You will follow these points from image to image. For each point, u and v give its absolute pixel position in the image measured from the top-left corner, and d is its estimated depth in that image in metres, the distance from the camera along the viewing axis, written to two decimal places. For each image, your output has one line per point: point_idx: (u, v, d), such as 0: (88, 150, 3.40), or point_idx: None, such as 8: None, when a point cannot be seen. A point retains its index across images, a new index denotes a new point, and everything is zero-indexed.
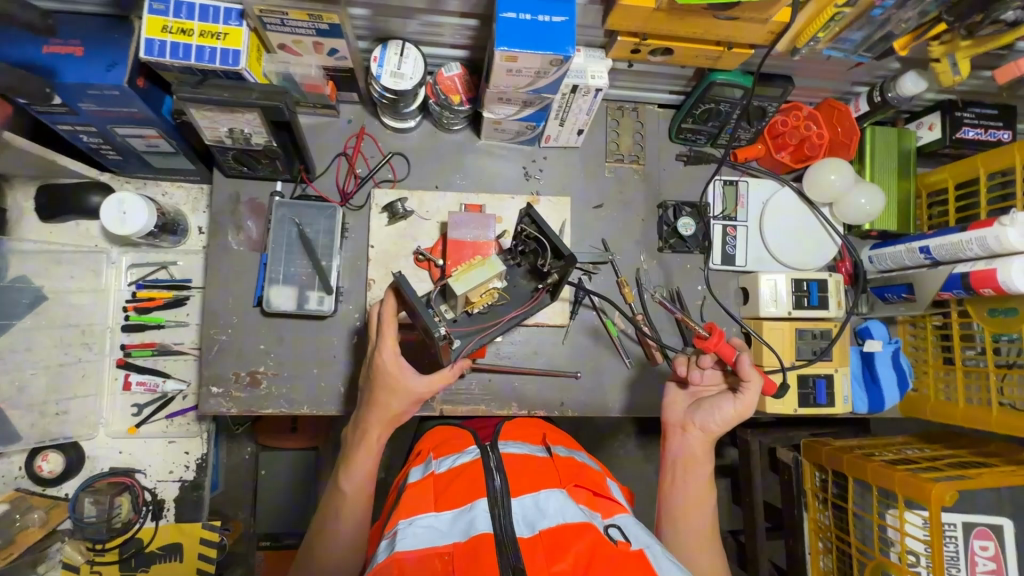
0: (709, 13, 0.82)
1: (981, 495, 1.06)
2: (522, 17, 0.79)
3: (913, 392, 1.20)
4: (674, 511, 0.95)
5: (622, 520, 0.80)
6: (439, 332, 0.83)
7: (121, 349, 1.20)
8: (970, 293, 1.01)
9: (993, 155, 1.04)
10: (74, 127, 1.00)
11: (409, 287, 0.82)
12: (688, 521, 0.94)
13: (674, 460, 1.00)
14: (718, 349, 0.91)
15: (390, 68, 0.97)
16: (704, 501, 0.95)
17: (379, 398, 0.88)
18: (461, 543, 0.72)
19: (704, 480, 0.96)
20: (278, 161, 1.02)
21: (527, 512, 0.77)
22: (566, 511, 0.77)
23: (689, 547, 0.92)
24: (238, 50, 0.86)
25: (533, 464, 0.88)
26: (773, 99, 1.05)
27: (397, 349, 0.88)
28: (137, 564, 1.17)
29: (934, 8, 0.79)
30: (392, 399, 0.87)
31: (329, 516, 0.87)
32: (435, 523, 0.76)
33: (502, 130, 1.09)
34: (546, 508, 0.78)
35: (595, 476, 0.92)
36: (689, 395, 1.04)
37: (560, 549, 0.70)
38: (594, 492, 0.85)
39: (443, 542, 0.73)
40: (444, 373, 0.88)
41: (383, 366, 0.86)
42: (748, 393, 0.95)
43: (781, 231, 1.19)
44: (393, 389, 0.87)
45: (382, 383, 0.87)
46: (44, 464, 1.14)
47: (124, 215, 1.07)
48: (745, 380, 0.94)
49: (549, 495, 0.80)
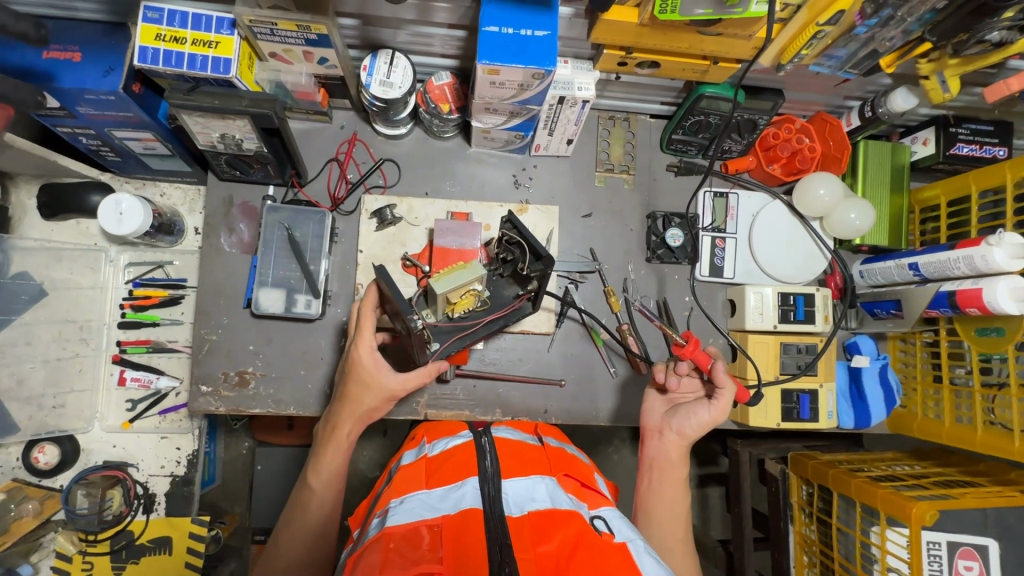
0: (692, 28, 0.82)
1: (966, 516, 1.05)
2: (505, 31, 0.80)
3: (901, 409, 1.19)
4: (651, 515, 0.94)
5: (607, 513, 0.81)
6: (417, 322, 0.81)
7: (117, 345, 1.23)
8: (957, 312, 1.00)
9: (985, 173, 1.03)
10: (74, 129, 1.03)
11: (389, 283, 0.83)
12: (665, 527, 0.93)
13: (649, 465, 1.00)
14: (694, 357, 0.97)
15: (379, 77, 0.98)
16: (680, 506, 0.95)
17: (351, 392, 0.89)
18: (450, 516, 0.75)
19: (679, 485, 0.96)
20: (270, 166, 1.04)
21: (515, 495, 0.80)
22: (555, 499, 0.79)
23: (666, 550, 0.91)
24: (230, 58, 0.88)
25: (525, 452, 0.91)
26: (763, 113, 1.05)
27: (373, 344, 0.90)
28: (127, 556, 1.20)
29: (918, 28, 0.78)
30: (365, 394, 0.88)
31: (298, 509, 0.89)
32: (426, 499, 0.79)
33: (491, 138, 1.10)
34: (535, 493, 0.80)
35: (584, 469, 0.94)
36: (666, 400, 1.04)
37: (546, 532, 0.72)
38: (582, 483, 0.88)
39: (432, 515, 0.75)
40: (419, 372, 0.88)
41: (359, 361, 0.88)
42: (723, 400, 0.95)
43: (770, 243, 1.18)
44: (368, 385, 0.88)
45: (356, 378, 0.89)
46: (40, 456, 1.18)
47: (120, 215, 1.09)
48: (720, 388, 0.94)
49: (538, 481, 0.83)
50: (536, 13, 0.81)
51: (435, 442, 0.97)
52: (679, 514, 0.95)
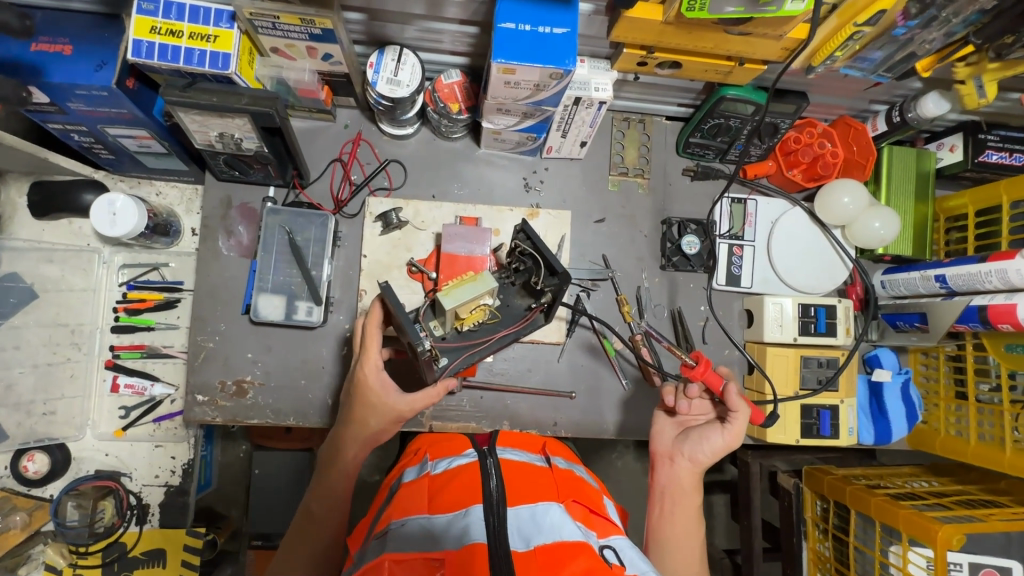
0: (720, 28, 0.78)
1: (991, 539, 1.01)
2: (522, 28, 0.75)
3: (922, 425, 1.15)
4: (669, 546, 0.89)
5: (617, 540, 0.80)
6: (422, 345, 0.80)
7: (110, 350, 1.19)
8: (988, 327, 0.96)
9: (1017, 183, 0.98)
10: (65, 126, 0.98)
11: (397, 302, 0.79)
12: (681, 559, 0.88)
13: (663, 491, 0.95)
14: (704, 378, 0.92)
15: (386, 75, 0.93)
16: (695, 537, 0.90)
17: (356, 414, 0.86)
18: (453, 551, 0.72)
19: (694, 512, 0.92)
20: (270, 167, 0.99)
21: (521, 525, 0.76)
22: (563, 528, 0.75)
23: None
24: (228, 53, 0.83)
25: (531, 476, 0.87)
26: (786, 116, 1.01)
27: (380, 364, 0.86)
28: (120, 568, 1.15)
29: (961, 30, 0.75)
30: (370, 415, 0.86)
31: (302, 528, 0.86)
32: (428, 526, 0.76)
33: (502, 140, 1.06)
34: (543, 522, 0.76)
35: (593, 492, 0.90)
36: (677, 424, 1.00)
37: (555, 566, 0.68)
38: (591, 509, 0.84)
39: (433, 547, 0.73)
40: (426, 392, 0.86)
41: (364, 381, 0.85)
42: (737, 422, 0.91)
43: (789, 251, 1.14)
44: (373, 405, 0.85)
45: (362, 400, 0.85)
46: (29, 464, 1.14)
47: (114, 216, 1.04)
48: (733, 411, 0.90)
49: (546, 508, 0.79)
50: (555, 9, 0.77)
51: (438, 458, 0.92)
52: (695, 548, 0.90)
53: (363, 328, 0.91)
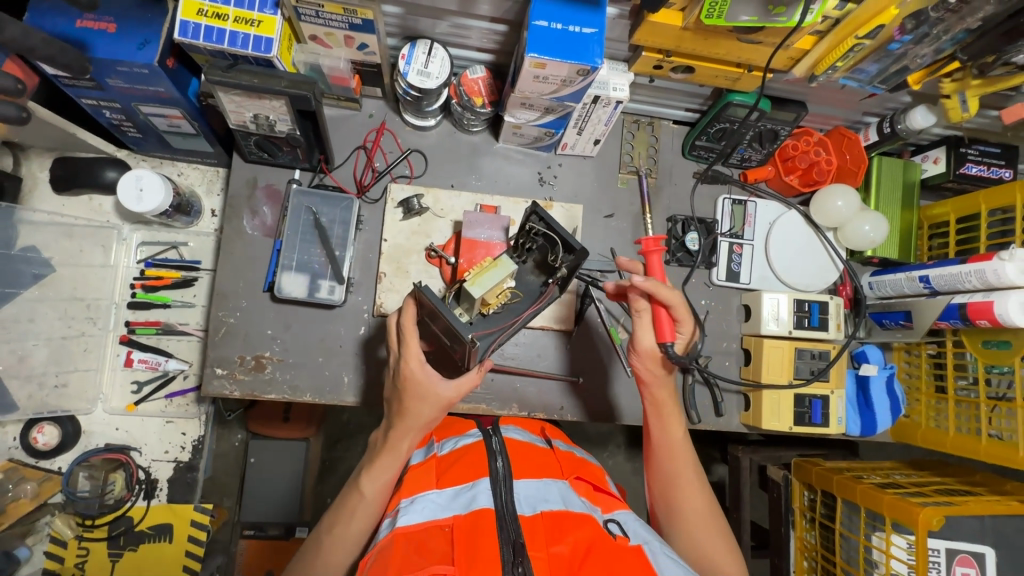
0: (733, 35, 0.84)
1: (966, 524, 1.08)
2: (553, 26, 0.81)
3: (904, 418, 1.22)
4: (663, 460, 0.96)
5: (621, 514, 0.83)
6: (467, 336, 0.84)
7: (126, 326, 1.21)
8: (966, 323, 1.03)
9: (995, 193, 1.07)
10: (98, 102, 1.01)
11: (432, 296, 0.84)
12: (673, 467, 0.95)
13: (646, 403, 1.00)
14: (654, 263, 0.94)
15: (417, 66, 0.98)
16: (681, 442, 0.96)
17: (408, 408, 0.87)
18: (462, 516, 0.75)
19: (675, 418, 0.98)
20: (299, 149, 1.03)
21: (527, 494, 0.80)
22: (568, 500, 0.80)
23: (682, 489, 0.93)
24: (271, 37, 0.86)
25: (535, 454, 0.92)
26: (786, 123, 1.08)
27: (421, 356, 0.89)
28: (126, 542, 1.17)
29: (949, 47, 0.83)
30: (423, 407, 0.88)
31: (343, 515, 0.85)
32: (437, 499, 0.79)
33: (521, 135, 1.11)
34: (548, 493, 0.81)
35: (594, 471, 0.95)
36: None
37: (560, 532, 0.73)
38: (594, 486, 0.89)
39: (443, 515, 0.76)
40: (470, 377, 0.90)
41: (412, 376, 0.87)
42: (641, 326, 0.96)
43: (785, 251, 1.21)
44: (424, 396, 0.87)
45: (411, 394, 0.87)
46: (39, 436, 1.15)
47: (140, 192, 1.06)
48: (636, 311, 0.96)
49: (551, 484, 0.83)
50: (585, 10, 0.83)
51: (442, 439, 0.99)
52: (687, 454, 0.96)
53: (395, 325, 0.92)
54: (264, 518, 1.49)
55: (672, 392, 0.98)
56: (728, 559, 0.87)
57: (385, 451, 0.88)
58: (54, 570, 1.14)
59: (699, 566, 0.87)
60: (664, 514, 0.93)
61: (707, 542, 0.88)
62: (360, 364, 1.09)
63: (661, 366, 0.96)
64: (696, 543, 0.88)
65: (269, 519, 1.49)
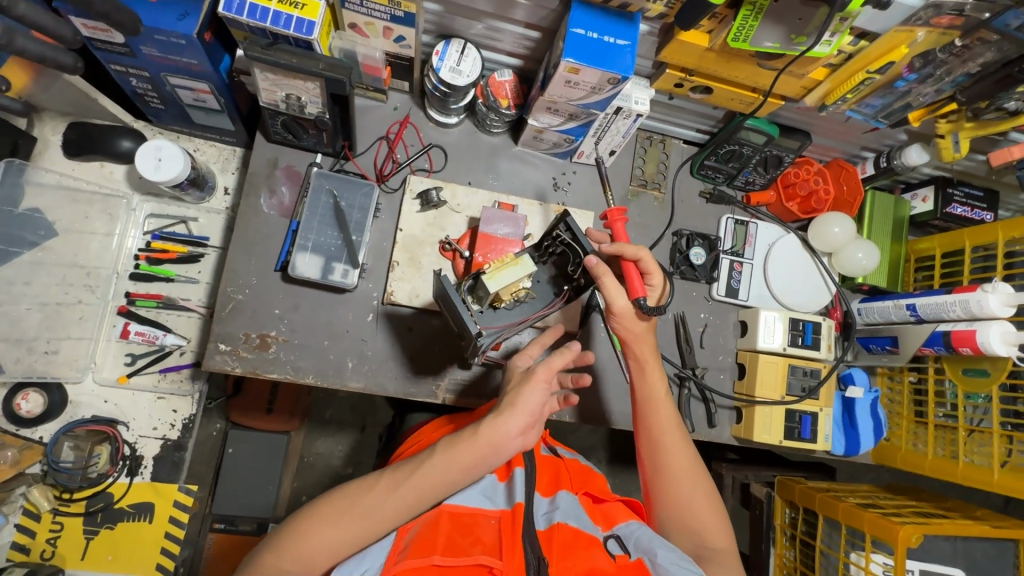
0: (754, 60, 0.91)
1: (939, 545, 1.13)
2: (589, 35, 0.87)
3: (885, 441, 1.27)
4: (648, 417, 0.96)
5: (623, 528, 0.84)
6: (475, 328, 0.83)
7: (125, 297, 1.19)
8: (949, 350, 1.10)
9: (979, 231, 1.15)
10: (127, 69, 0.99)
11: (448, 284, 0.87)
12: (657, 424, 0.95)
13: (628, 358, 1.01)
14: (616, 227, 0.94)
15: (449, 64, 1.01)
16: (664, 398, 0.97)
17: (518, 400, 0.77)
18: (506, 512, 0.80)
19: (656, 372, 0.98)
20: (325, 133, 1.05)
21: (541, 508, 0.83)
22: (578, 515, 0.81)
23: (667, 447, 0.93)
24: (314, 21, 0.88)
25: (550, 465, 0.93)
26: (791, 151, 1.15)
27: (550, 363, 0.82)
28: (101, 520, 1.17)
29: (949, 89, 0.91)
30: (535, 396, 0.78)
31: (407, 466, 0.78)
32: (484, 489, 0.84)
33: (541, 139, 1.14)
34: (560, 504, 0.82)
35: (599, 479, 0.97)
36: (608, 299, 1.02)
37: (570, 551, 0.75)
38: (599, 499, 0.90)
39: (489, 507, 0.81)
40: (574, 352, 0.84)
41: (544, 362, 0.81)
42: (613, 290, 0.92)
43: (783, 272, 1.25)
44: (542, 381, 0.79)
45: (530, 381, 0.79)
46: (23, 403, 1.13)
47: (159, 161, 1.06)
48: (603, 276, 0.90)
49: (564, 496, 0.85)
50: (620, 24, 0.88)
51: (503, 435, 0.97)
52: (669, 408, 0.96)
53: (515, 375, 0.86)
54: (234, 512, 1.41)
55: (653, 345, 0.99)
56: (712, 513, 0.90)
57: (480, 437, 0.75)
58: (25, 544, 1.13)
59: (685, 520, 0.90)
60: (648, 468, 0.94)
61: (690, 498, 0.90)
62: (364, 350, 1.08)
63: (638, 320, 0.96)
64: (681, 499, 0.90)
65: (240, 513, 1.41)
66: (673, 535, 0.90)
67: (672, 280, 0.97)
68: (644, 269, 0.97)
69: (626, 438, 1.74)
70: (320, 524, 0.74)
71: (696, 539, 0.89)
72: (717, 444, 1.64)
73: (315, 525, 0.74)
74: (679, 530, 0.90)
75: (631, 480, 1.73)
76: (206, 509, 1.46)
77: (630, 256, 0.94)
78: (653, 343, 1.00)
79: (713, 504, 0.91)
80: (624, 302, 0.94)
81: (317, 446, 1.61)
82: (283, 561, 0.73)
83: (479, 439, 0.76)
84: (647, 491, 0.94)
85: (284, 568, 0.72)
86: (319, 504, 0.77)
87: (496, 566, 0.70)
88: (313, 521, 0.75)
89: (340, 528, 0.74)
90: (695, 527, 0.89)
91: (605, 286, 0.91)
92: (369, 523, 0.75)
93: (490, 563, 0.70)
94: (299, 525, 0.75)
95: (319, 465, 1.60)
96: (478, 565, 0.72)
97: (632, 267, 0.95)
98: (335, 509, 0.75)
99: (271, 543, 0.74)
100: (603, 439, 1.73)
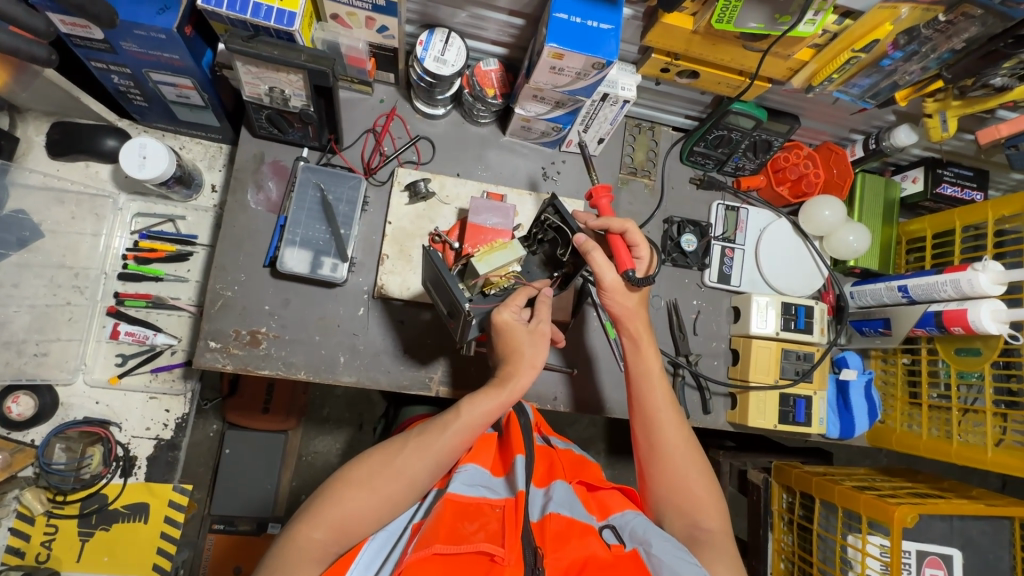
0: (740, 42, 0.92)
1: (936, 526, 1.14)
2: (573, 19, 0.86)
3: (880, 423, 1.27)
4: (643, 395, 0.95)
5: (618, 518, 0.84)
6: (467, 304, 0.84)
7: (115, 297, 1.19)
8: (942, 330, 1.10)
9: (969, 211, 1.15)
10: (108, 66, 0.98)
11: (436, 261, 0.86)
12: (653, 402, 0.94)
13: (622, 336, 1.00)
14: (602, 204, 0.97)
15: (434, 53, 1.01)
16: (659, 374, 0.97)
17: (524, 355, 0.86)
18: (512, 499, 0.79)
19: (650, 349, 0.98)
20: (310, 127, 1.04)
21: (536, 501, 0.82)
22: (573, 505, 0.81)
23: (661, 423, 0.93)
24: (295, 12, 0.87)
25: (548, 455, 0.94)
26: (779, 135, 1.14)
27: (545, 327, 0.89)
28: (98, 521, 1.18)
29: (936, 66, 0.92)
30: (535, 350, 0.87)
31: (435, 427, 0.83)
32: (487, 480, 0.84)
33: (529, 129, 1.13)
34: (554, 495, 0.82)
35: (595, 468, 0.96)
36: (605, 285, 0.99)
37: (563, 540, 0.75)
38: (595, 487, 0.90)
39: (494, 496, 0.81)
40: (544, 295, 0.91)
41: (540, 330, 0.89)
42: (602, 266, 0.91)
43: (774, 258, 1.25)
44: (539, 335, 0.88)
45: (529, 338, 0.87)
46: (14, 406, 1.13)
47: (143, 159, 1.04)
48: (589, 253, 0.89)
49: (560, 487, 0.84)
50: (603, 7, 0.88)
51: (499, 422, 1.01)
52: (664, 385, 0.96)
53: (505, 351, 0.87)
54: (231, 512, 1.41)
55: (646, 321, 0.98)
56: (704, 492, 0.90)
57: (506, 391, 0.85)
58: (19, 547, 1.13)
59: (676, 496, 0.90)
60: (642, 446, 0.94)
61: (686, 479, 0.90)
62: (356, 344, 1.07)
63: (627, 293, 0.96)
64: (675, 477, 0.91)
65: (238, 513, 1.41)
66: (664, 511, 0.90)
67: (659, 252, 0.97)
68: (631, 241, 0.98)
69: (623, 431, 1.73)
70: (354, 488, 0.77)
71: (689, 520, 0.88)
72: (716, 433, 1.63)
73: (348, 492, 0.77)
74: (675, 512, 0.90)
75: (629, 472, 1.72)
76: (206, 510, 1.47)
77: (616, 229, 0.96)
78: (646, 318, 0.99)
79: (706, 480, 0.91)
80: (613, 276, 0.93)
81: (314, 445, 1.59)
82: (319, 528, 0.74)
83: (500, 397, 0.84)
84: (641, 470, 0.95)
85: (320, 537, 0.73)
86: (350, 471, 0.79)
87: (497, 554, 0.69)
88: (347, 486, 0.77)
89: (375, 491, 0.77)
90: (688, 506, 0.89)
91: (594, 263, 0.90)
92: (404, 482, 0.79)
93: (491, 550, 0.69)
94: (333, 491, 0.77)
95: (316, 464, 1.58)
96: (480, 553, 0.71)
97: (617, 239, 0.96)
98: (367, 474, 0.78)
99: (303, 514, 0.76)
100: (601, 432, 1.73)
